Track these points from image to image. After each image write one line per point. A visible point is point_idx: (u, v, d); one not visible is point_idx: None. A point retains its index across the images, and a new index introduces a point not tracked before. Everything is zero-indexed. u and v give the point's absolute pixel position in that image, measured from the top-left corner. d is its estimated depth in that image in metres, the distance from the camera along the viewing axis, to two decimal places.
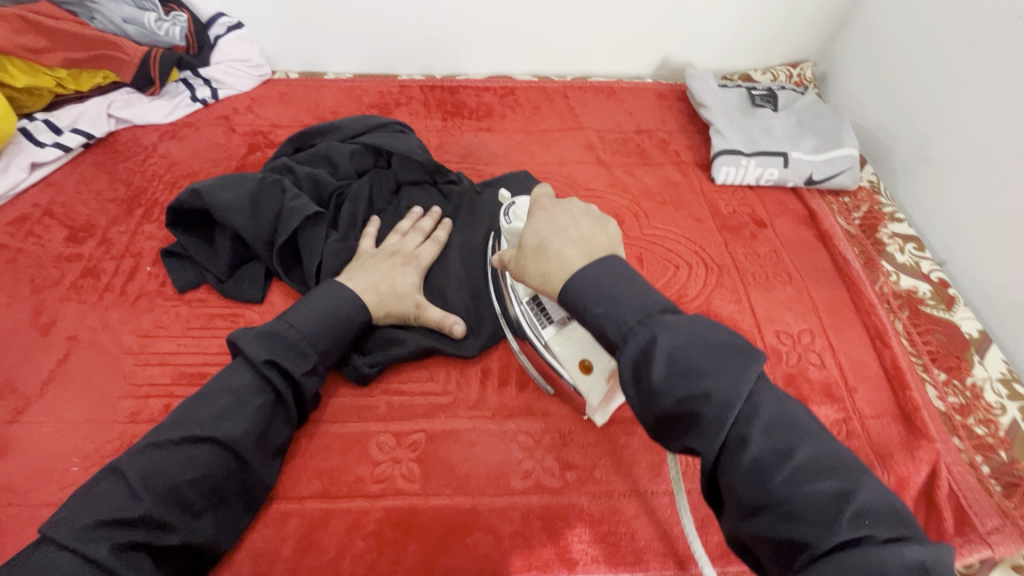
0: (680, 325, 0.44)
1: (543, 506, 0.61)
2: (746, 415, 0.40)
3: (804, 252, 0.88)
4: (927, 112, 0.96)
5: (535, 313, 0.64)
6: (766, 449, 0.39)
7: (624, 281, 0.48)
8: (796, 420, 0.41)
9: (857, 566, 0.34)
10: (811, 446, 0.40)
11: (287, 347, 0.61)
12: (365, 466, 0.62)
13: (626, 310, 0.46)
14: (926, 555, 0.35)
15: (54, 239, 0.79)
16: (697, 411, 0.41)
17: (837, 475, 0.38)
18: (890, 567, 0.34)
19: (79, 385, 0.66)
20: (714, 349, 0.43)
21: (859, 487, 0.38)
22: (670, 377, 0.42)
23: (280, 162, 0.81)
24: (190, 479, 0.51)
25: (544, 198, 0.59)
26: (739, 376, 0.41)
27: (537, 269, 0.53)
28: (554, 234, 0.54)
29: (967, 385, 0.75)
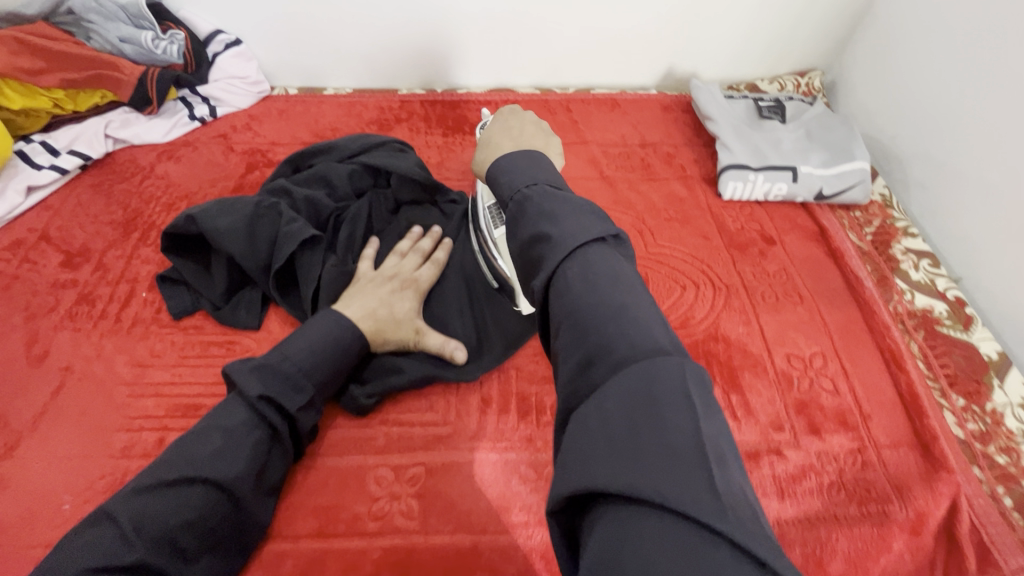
0: (553, 190, 0.43)
1: (545, 544, 0.59)
2: (579, 256, 0.37)
3: (814, 270, 0.85)
4: (941, 124, 0.93)
5: (492, 217, 0.71)
6: (577, 277, 0.36)
7: (534, 161, 0.47)
8: (614, 263, 0.37)
9: (619, 387, 0.31)
10: (630, 295, 0.35)
11: (283, 379, 0.59)
12: (363, 503, 0.60)
13: (520, 176, 0.45)
14: (694, 372, 0.32)
15: (50, 264, 0.78)
16: (543, 253, 0.38)
17: (630, 304, 0.35)
18: (651, 383, 0.31)
19: (72, 417, 0.65)
20: (577, 206, 0.40)
21: (646, 315, 0.35)
22: (531, 224, 0.40)
23: (277, 183, 0.79)
24: (184, 522, 0.50)
25: (504, 110, 0.63)
26: (590, 227, 0.39)
27: (481, 157, 0.57)
28: (500, 132, 0.58)
29: (987, 411, 0.72)
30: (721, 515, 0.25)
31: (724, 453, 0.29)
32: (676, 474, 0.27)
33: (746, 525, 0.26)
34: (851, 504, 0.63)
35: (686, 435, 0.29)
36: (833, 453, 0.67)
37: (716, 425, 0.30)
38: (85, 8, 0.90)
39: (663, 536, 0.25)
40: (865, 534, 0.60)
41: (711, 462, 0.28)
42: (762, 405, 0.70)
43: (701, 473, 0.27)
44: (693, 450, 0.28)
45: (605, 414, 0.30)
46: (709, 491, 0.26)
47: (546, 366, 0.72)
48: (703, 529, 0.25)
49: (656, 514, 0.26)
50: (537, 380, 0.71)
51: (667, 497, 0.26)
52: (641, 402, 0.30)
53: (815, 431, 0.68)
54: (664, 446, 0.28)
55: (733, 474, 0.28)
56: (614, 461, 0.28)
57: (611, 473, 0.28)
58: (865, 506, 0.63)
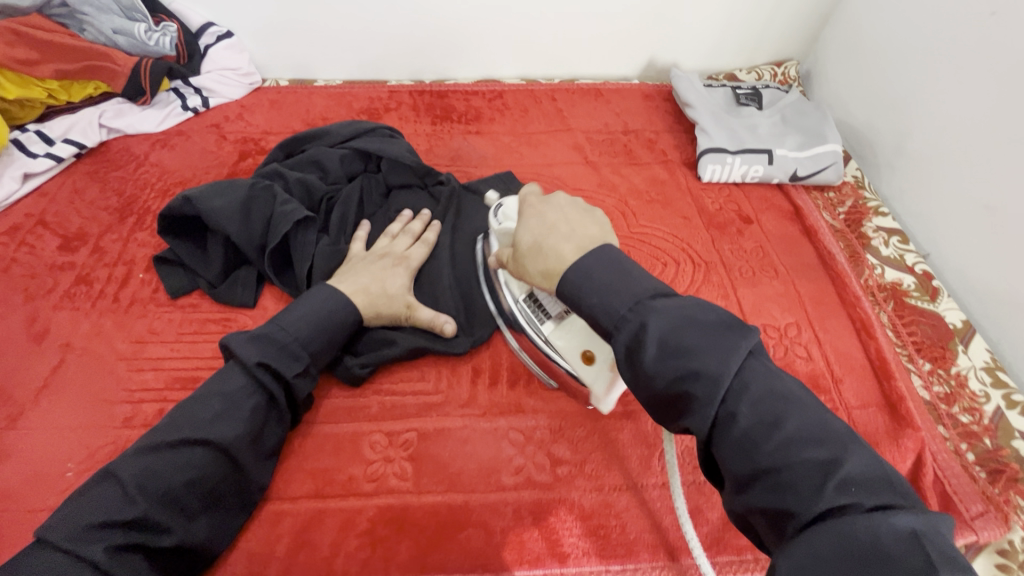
0: (675, 306, 0.45)
1: (534, 501, 0.62)
2: (744, 395, 0.40)
3: (789, 247, 0.89)
4: (908, 109, 0.97)
5: (532, 310, 0.65)
6: (750, 418, 0.39)
7: (624, 275, 0.48)
8: (782, 387, 0.41)
9: (833, 534, 0.33)
10: (824, 439, 0.38)
11: (279, 349, 0.61)
12: (358, 465, 0.63)
13: (617, 296, 0.47)
14: (924, 525, 0.33)
15: (47, 247, 0.80)
16: (693, 390, 0.41)
17: (826, 445, 0.38)
18: (880, 538, 0.32)
19: (73, 391, 0.66)
20: (707, 328, 0.43)
21: (842, 454, 0.37)
22: (665, 360, 0.42)
23: (270, 167, 0.82)
24: (185, 481, 0.52)
25: (532, 200, 0.61)
26: (734, 352, 0.41)
27: (539, 268, 0.54)
28: (546, 232, 0.55)
29: (952, 374, 0.76)
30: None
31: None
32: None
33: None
34: None
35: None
36: None
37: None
38: (79, 0, 0.90)
39: None
40: None
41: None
42: None
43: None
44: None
45: (832, 564, 0.32)
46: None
47: None
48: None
49: None
50: None
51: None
52: (868, 553, 0.32)
53: None
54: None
55: None
56: None
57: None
58: None
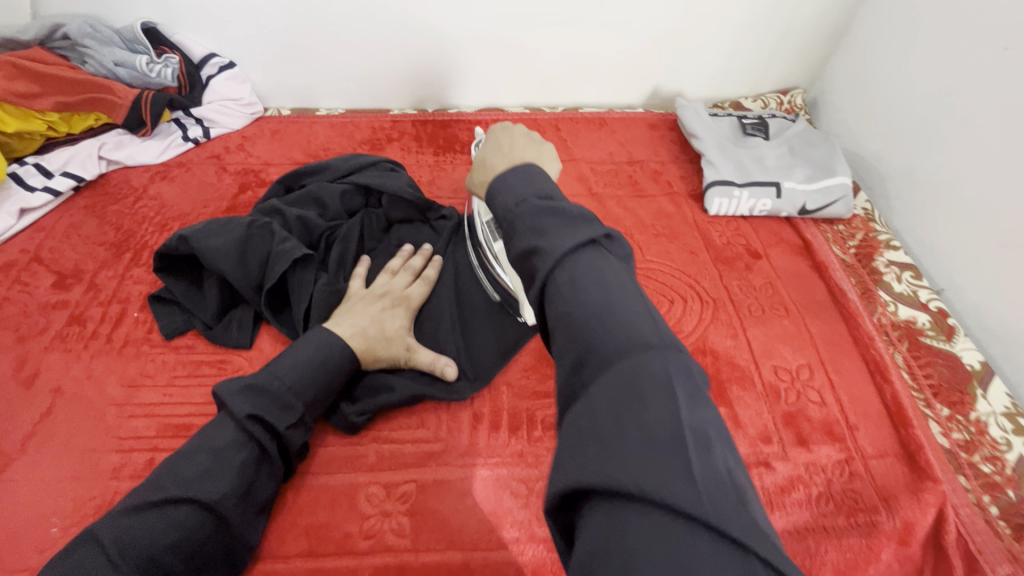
0: (545, 202, 0.43)
1: (537, 560, 0.59)
2: (568, 263, 0.38)
3: (798, 283, 0.87)
4: (919, 141, 0.95)
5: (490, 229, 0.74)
6: (564, 281, 0.37)
7: (528, 175, 0.46)
8: (609, 271, 0.38)
9: (608, 388, 0.32)
10: (618, 298, 0.36)
11: (271, 399, 0.59)
12: (354, 521, 0.60)
13: (512, 193, 0.45)
14: (678, 367, 0.33)
15: (41, 286, 0.78)
16: (535, 265, 0.39)
17: (620, 302, 0.36)
18: (638, 381, 0.32)
19: (62, 439, 0.64)
20: (565, 218, 0.41)
21: (636, 320, 0.36)
22: (524, 239, 0.41)
23: (269, 203, 0.80)
24: (169, 544, 0.49)
25: (494, 128, 0.62)
26: (577, 232, 0.39)
27: (477, 181, 0.57)
28: (492, 152, 0.57)
29: (971, 421, 0.73)
30: (700, 504, 0.27)
31: (707, 438, 0.31)
32: (662, 464, 0.28)
33: (723, 509, 0.27)
34: (839, 516, 0.63)
35: (670, 426, 0.30)
36: (821, 463, 0.67)
37: (700, 415, 0.32)
38: (80, 33, 0.92)
39: (646, 526, 0.27)
40: (853, 546, 0.61)
41: (691, 450, 0.29)
42: (751, 418, 0.71)
43: (682, 464, 0.28)
44: (675, 440, 0.29)
45: (594, 409, 0.31)
46: (687, 479, 0.28)
47: (537, 382, 0.73)
48: (679, 516, 0.27)
49: (636, 503, 0.28)
50: (527, 396, 0.72)
51: (648, 489, 0.28)
52: (627, 396, 0.31)
53: (803, 443, 0.69)
54: (647, 437, 0.30)
55: (717, 459, 0.30)
56: (600, 454, 0.29)
57: (597, 464, 0.29)
58: (853, 516, 0.63)
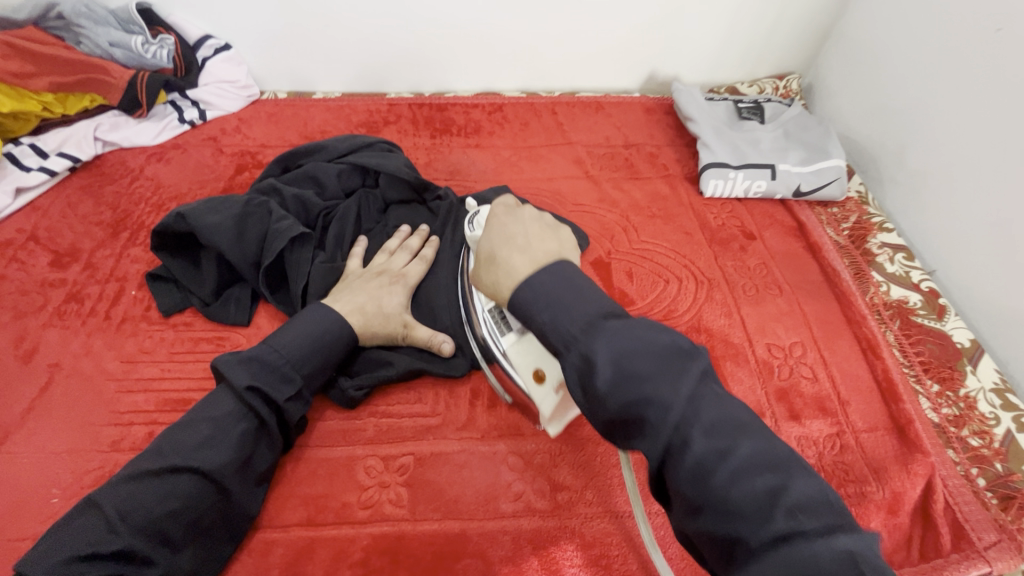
0: (622, 326, 0.43)
1: (533, 530, 0.60)
2: (693, 419, 0.39)
3: (792, 263, 0.88)
4: (912, 125, 0.96)
5: (496, 322, 0.63)
6: (703, 445, 0.38)
7: (575, 288, 0.47)
8: (732, 416, 0.39)
9: (784, 564, 0.33)
10: (770, 461, 0.37)
11: (271, 373, 0.60)
12: (352, 492, 0.61)
13: (573, 316, 0.45)
14: (863, 546, 0.33)
15: (38, 264, 0.79)
16: (646, 416, 0.39)
17: (770, 467, 0.37)
18: (820, 562, 0.32)
19: (61, 414, 0.65)
20: (659, 353, 0.41)
21: (794, 480, 0.36)
22: (617, 387, 0.40)
23: (266, 183, 0.80)
24: (169, 511, 0.50)
25: (498, 208, 0.58)
26: (686, 377, 0.40)
27: (489, 278, 0.52)
28: (502, 243, 0.53)
29: (960, 396, 0.74)
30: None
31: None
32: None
33: None
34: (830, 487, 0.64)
35: None
36: (813, 437, 0.69)
37: None
38: (75, 13, 0.91)
39: None
40: None
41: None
42: (744, 394, 0.72)
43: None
44: None
45: None
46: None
47: None
48: None
49: None
50: None
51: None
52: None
53: (795, 417, 0.70)
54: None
55: None
56: None
57: None
58: (844, 487, 0.64)
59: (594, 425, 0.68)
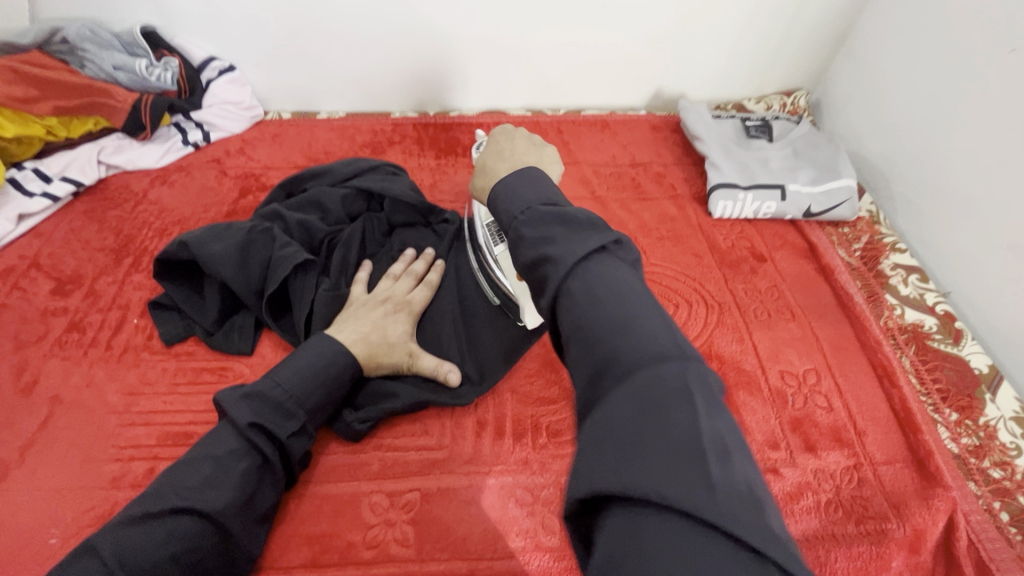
0: (550, 208, 0.43)
1: (543, 570, 0.58)
2: (579, 272, 0.38)
3: (804, 286, 0.86)
4: (923, 143, 0.95)
5: (491, 234, 0.72)
6: (579, 292, 0.37)
7: (530, 180, 0.47)
8: (618, 273, 0.38)
9: (626, 398, 0.31)
10: (635, 307, 0.36)
11: (273, 407, 0.59)
12: (357, 530, 0.60)
13: (516, 199, 0.45)
14: (697, 376, 0.33)
15: (40, 292, 0.78)
16: (547, 273, 0.39)
17: (636, 312, 0.36)
18: (658, 390, 0.31)
19: (61, 449, 0.64)
20: (571, 223, 0.41)
21: (652, 323, 0.35)
22: (532, 249, 0.41)
23: (270, 208, 0.79)
24: (170, 555, 0.49)
25: (495, 132, 0.64)
26: (587, 240, 0.39)
27: (479, 184, 0.58)
28: (492, 156, 0.58)
29: (980, 425, 0.72)
30: (718, 512, 0.27)
31: (726, 447, 0.30)
32: (682, 470, 0.28)
33: (741, 515, 0.27)
34: (849, 523, 0.62)
35: (688, 434, 0.30)
36: (830, 470, 0.67)
37: (720, 424, 0.31)
38: (79, 37, 0.91)
39: (666, 536, 0.26)
40: (863, 554, 0.60)
41: (710, 458, 0.29)
42: (758, 424, 0.70)
43: (700, 471, 0.28)
44: (692, 448, 0.29)
45: (614, 420, 0.31)
46: (706, 486, 0.28)
47: (541, 388, 0.72)
48: (704, 525, 0.27)
49: (657, 511, 0.27)
50: (532, 402, 0.71)
51: (667, 497, 0.27)
52: (645, 406, 0.31)
53: (811, 449, 0.68)
54: (667, 445, 0.29)
55: (737, 468, 0.29)
56: (619, 463, 0.29)
57: (616, 472, 0.29)
58: (863, 524, 0.62)
59: None
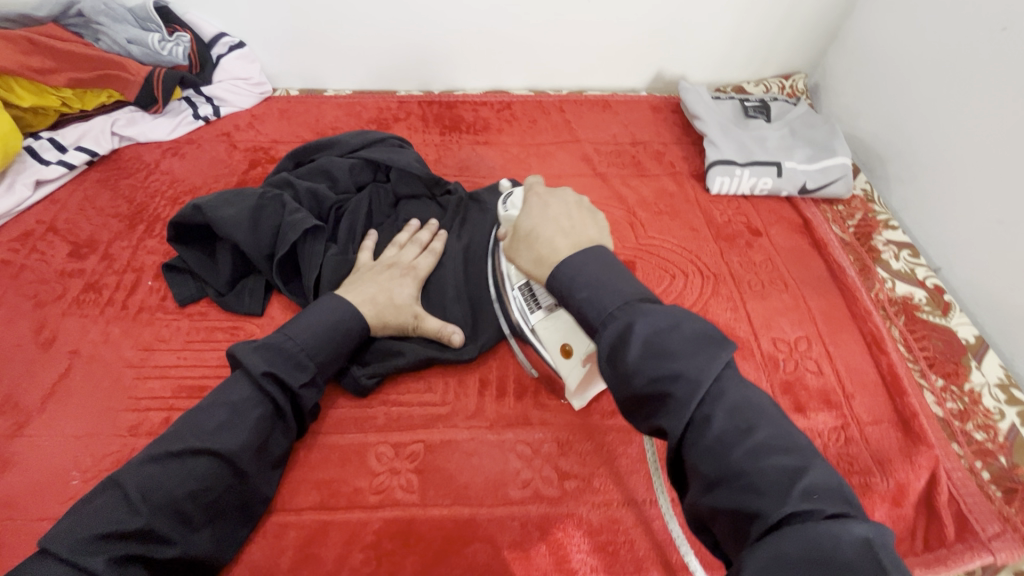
0: (654, 311, 0.46)
1: (542, 516, 0.61)
2: (719, 400, 0.41)
3: (799, 260, 0.89)
4: (917, 125, 0.97)
5: (526, 300, 0.66)
6: (724, 424, 0.40)
7: (612, 274, 0.50)
8: (754, 401, 0.42)
9: (801, 542, 0.34)
10: (795, 455, 0.39)
11: (285, 359, 0.61)
12: (364, 477, 0.62)
13: (610, 297, 0.48)
14: (879, 535, 0.34)
15: (57, 254, 0.80)
16: (672, 392, 0.42)
17: (792, 454, 0.39)
18: (840, 545, 0.33)
19: (79, 400, 0.66)
20: (691, 337, 0.44)
21: (809, 466, 0.38)
22: (649, 363, 0.43)
23: (280, 177, 0.82)
24: (187, 491, 0.51)
25: (540, 190, 0.63)
26: (716, 361, 0.42)
27: (530, 255, 0.57)
28: (546, 222, 0.58)
29: (965, 391, 0.75)
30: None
31: None
32: None
33: None
34: None
35: None
36: (818, 429, 0.69)
37: None
38: (94, 11, 0.93)
39: None
40: None
41: None
42: None
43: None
44: None
45: (792, 562, 0.33)
46: None
47: None
48: None
49: None
50: (532, 364, 0.74)
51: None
52: (825, 559, 0.33)
53: (800, 409, 0.71)
54: None
55: None
56: None
57: None
58: (849, 478, 0.65)
59: (601, 416, 0.69)
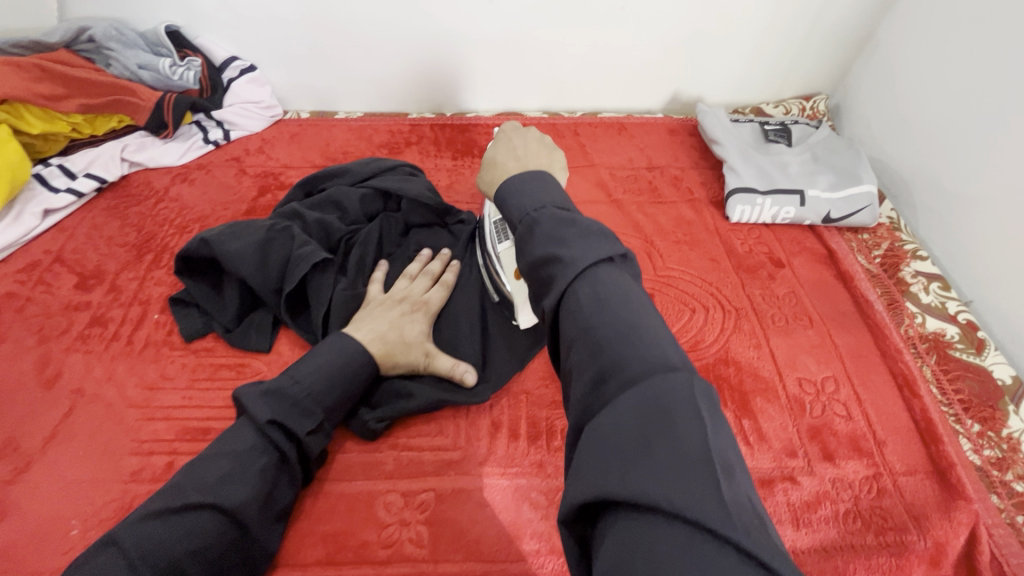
0: (562, 212, 0.44)
1: (558, 573, 0.58)
2: (589, 276, 0.39)
3: (823, 293, 0.85)
4: (944, 150, 0.94)
5: (497, 231, 0.73)
6: (588, 295, 0.38)
7: (541, 184, 0.48)
8: (623, 284, 0.39)
9: (632, 403, 0.32)
10: (643, 322, 0.37)
11: (292, 405, 0.59)
12: (372, 529, 0.60)
13: (528, 199, 0.47)
14: (703, 387, 0.33)
15: (63, 286, 0.79)
16: (554, 273, 0.40)
17: (641, 322, 0.37)
18: (666, 401, 0.32)
19: (81, 442, 0.64)
20: (585, 229, 0.42)
21: (655, 334, 0.37)
22: (541, 246, 0.42)
23: (289, 207, 0.80)
24: (189, 550, 0.49)
25: (505, 127, 0.64)
26: (599, 247, 0.41)
27: (487, 178, 0.59)
28: (504, 152, 0.59)
29: (1003, 437, 0.71)
30: (728, 521, 0.27)
31: (731, 466, 0.31)
32: (691, 484, 0.29)
33: (752, 532, 0.27)
34: (869, 534, 0.62)
35: (698, 445, 0.30)
36: (849, 480, 0.66)
37: (723, 438, 0.32)
38: (105, 36, 0.93)
39: (679, 543, 0.27)
40: (883, 565, 0.60)
41: (719, 474, 0.29)
42: (775, 431, 0.69)
43: (710, 484, 0.29)
44: (702, 461, 0.30)
45: (622, 424, 0.32)
46: (719, 502, 0.28)
47: (556, 391, 0.72)
48: (710, 535, 0.27)
49: (664, 516, 0.28)
50: (546, 405, 0.71)
51: (679, 505, 0.28)
52: (653, 416, 0.32)
53: (830, 457, 0.67)
54: (676, 457, 0.30)
55: (740, 485, 0.30)
56: (624, 471, 0.30)
57: (622, 480, 0.29)
58: (883, 535, 0.62)
59: None
